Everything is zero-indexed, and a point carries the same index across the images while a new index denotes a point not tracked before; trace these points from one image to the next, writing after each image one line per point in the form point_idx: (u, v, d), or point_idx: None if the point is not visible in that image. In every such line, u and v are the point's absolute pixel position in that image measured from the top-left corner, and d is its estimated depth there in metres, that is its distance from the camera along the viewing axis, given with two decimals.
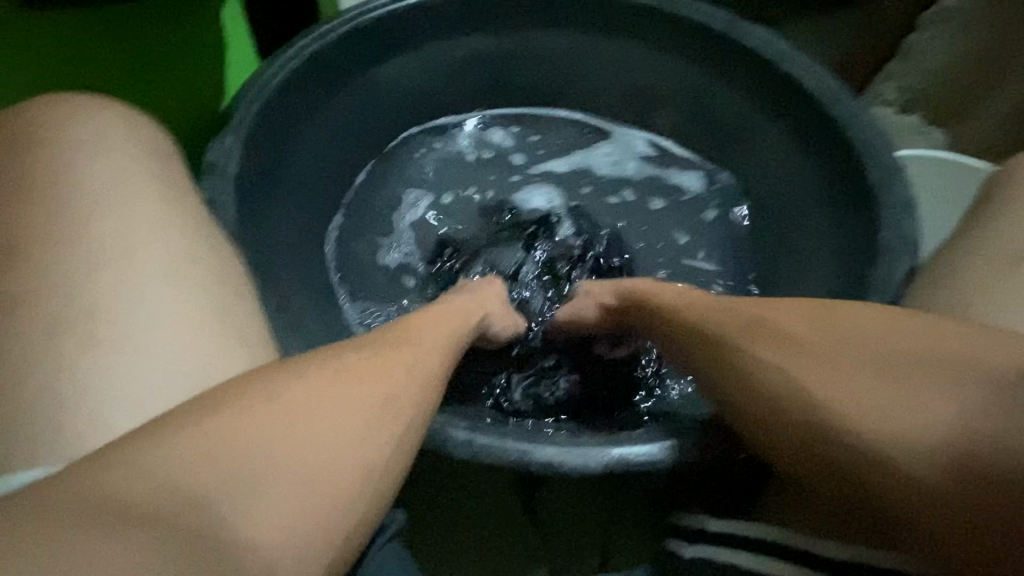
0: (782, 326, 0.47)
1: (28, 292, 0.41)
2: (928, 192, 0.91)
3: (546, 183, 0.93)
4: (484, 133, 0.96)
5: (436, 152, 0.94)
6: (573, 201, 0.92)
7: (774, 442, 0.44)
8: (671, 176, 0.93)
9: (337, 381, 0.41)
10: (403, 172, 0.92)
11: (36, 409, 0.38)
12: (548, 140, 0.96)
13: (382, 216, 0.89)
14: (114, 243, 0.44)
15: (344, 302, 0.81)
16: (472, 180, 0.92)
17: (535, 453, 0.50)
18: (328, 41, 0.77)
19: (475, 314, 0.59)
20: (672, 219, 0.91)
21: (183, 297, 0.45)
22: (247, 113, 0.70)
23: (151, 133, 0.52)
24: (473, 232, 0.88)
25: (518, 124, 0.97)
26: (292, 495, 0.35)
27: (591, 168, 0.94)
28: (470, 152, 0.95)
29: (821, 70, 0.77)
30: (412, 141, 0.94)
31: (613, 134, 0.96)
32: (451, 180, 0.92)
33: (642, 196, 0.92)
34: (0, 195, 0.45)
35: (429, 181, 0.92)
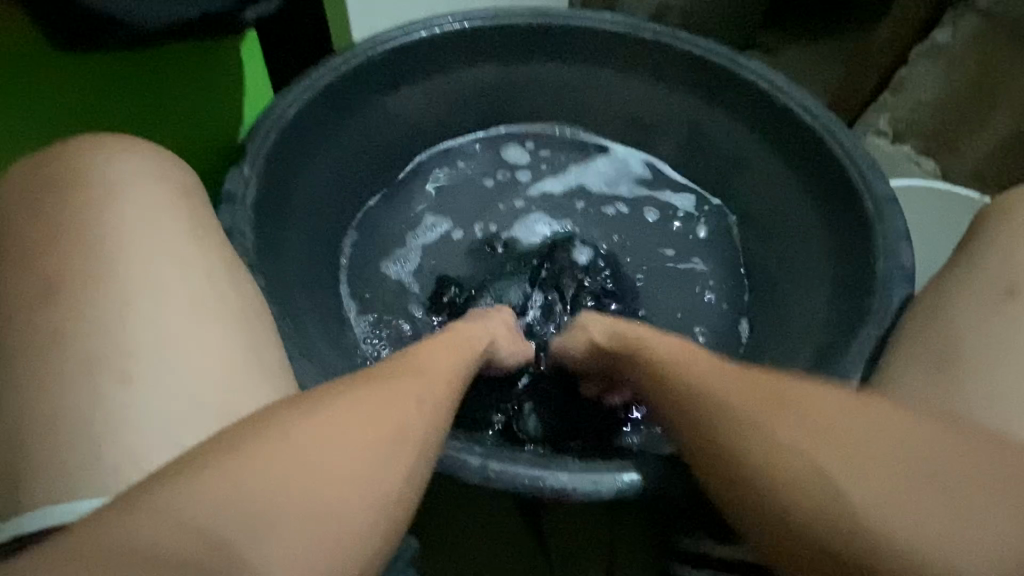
0: None
1: (63, 330, 0.43)
2: (923, 219, 0.94)
3: (550, 205, 0.95)
4: (490, 154, 0.98)
5: (443, 175, 0.96)
6: (576, 223, 0.94)
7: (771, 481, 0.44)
8: (668, 201, 0.96)
9: (355, 409, 0.43)
10: (412, 195, 0.94)
11: (73, 442, 0.40)
12: (552, 165, 0.98)
13: (392, 239, 0.91)
14: (141, 279, 0.46)
15: (355, 327, 0.83)
16: (478, 204, 0.94)
17: (548, 478, 0.51)
18: (342, 73, 0.80)
19: (483, 340, 0.61)
20: (660, 233, 0.93)
21: (209, 330, 0.46)
22: (263, 144, 0.73)
23: (177, 170, 0.55)
24: (479, 256, 0.90)
25: (523, 146, 0.99)
26: (317, 525, 0.37)
27: (593, 189, 0.97)
28: (476, 177, 0.97)
29: (816, 102, 0.80)
30: (420, 166, 0.96)
31: (615, 159, 0.99)
32: (457, 205, 0.94)
33: (639, 214, 0.94)
34: (36, 235, 0.47)
35: (437, 205, 0.94)
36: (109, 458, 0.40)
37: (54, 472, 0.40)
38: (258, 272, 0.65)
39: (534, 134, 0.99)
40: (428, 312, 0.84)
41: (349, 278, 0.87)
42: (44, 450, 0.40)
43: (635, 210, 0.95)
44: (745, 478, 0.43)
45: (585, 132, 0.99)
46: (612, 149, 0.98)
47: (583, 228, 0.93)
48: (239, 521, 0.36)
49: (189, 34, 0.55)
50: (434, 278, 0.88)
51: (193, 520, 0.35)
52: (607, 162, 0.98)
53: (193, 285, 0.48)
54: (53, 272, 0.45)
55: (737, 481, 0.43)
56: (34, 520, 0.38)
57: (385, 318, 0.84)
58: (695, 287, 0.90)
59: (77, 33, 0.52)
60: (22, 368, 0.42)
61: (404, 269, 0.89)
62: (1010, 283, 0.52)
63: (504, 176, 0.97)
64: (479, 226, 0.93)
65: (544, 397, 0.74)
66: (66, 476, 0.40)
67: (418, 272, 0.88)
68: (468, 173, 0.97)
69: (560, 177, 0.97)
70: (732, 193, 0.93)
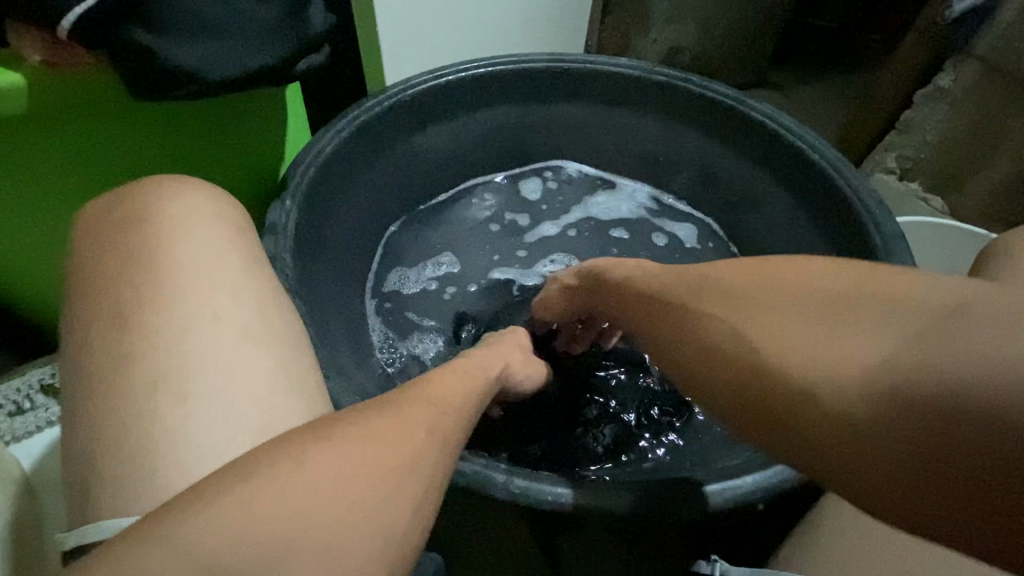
0: (721, 282, 0.47)
1: (130, 355, 0.48)
2: (929, 256, 0.97)
3: (564, 239, 1.00)
4: (508, 191, 1.05)
5: (464, 209, 1.02)
6: (587, 253, 0.99)
7: (716, 395, 0.44)
8: (672, 232, 1.01)
9: (387, 423, 0.46)
10: (439, 229, 1.00)
11: (136, 459, 0.44)
12: (563, 198, 1.04)
13: (416, 268, 0.96)
14: (200, 308, 0.51)
15: (379, 351, 0.87)
16: (493, 235, 1.00)
17: (572, 496, 0.53)
18: (376, 113, 0.87)
19: (500, 365, 0.64)
20: (670, 258, 0.98)
21: (256, 354, 0.51)
22: (303, 177, 0.78)
23: (231, 207, 0.60)
24: (494, 284, 0.95)
25: (541, 184, 1.05)
26: (356, 533, 0.40)
27: (603, 220, 1.02)
28: (492, 210, 1.03)
29: (823, 142, 0.85)
30: (442, 200, 1.02)
31: (621, 190, 1.04)
32: (475, 236, 1.00)
33: (642, 243, 1.00)
34: (112, 265, 0.52)
35: (460, 240, 1.00)
36: (166, 472, 0.44)
37: (118, 486, 0.44)
38: (297, 297, 0.69)
39: (553, 172, 1.06)
40: (449, 338, 0.88)
41: (372, 304, 0.92)
42: (110, 465, 0.44)
43: (641, 240, 1.00)
44: (704, 382, 0.45)
45: (595, 169, 1.05)
46: (620, 182, 1.04)
47: (594, 258, 0.98)
48: (289, 528, 0.39)
49: (245, 86, 0.62)
50: (456, 313, 0.91)
51: (250, 526, 0.38)
52: (616, 197, 1.04)
53: (245, 312, 0.52)
54: (123, 301, 0.50)
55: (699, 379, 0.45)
56: (98, 531, 0.42)
57: (409, 344, 0.88)
58: None
59: (156, 88, 0.59)
60: (94, 389, 0.47)
61: (431, 298, 0.93)
62: None
63: (522, 209, 1.03)
64: (498, 256, 0.98)
65: (581, 423, 0.77)
66: (130, 488, 0.43)
67: (439, 304, 0.93)
68: (489, 207, 1.03)
69: (570, 215, 1.03)
70: (744, 229, 0.97)
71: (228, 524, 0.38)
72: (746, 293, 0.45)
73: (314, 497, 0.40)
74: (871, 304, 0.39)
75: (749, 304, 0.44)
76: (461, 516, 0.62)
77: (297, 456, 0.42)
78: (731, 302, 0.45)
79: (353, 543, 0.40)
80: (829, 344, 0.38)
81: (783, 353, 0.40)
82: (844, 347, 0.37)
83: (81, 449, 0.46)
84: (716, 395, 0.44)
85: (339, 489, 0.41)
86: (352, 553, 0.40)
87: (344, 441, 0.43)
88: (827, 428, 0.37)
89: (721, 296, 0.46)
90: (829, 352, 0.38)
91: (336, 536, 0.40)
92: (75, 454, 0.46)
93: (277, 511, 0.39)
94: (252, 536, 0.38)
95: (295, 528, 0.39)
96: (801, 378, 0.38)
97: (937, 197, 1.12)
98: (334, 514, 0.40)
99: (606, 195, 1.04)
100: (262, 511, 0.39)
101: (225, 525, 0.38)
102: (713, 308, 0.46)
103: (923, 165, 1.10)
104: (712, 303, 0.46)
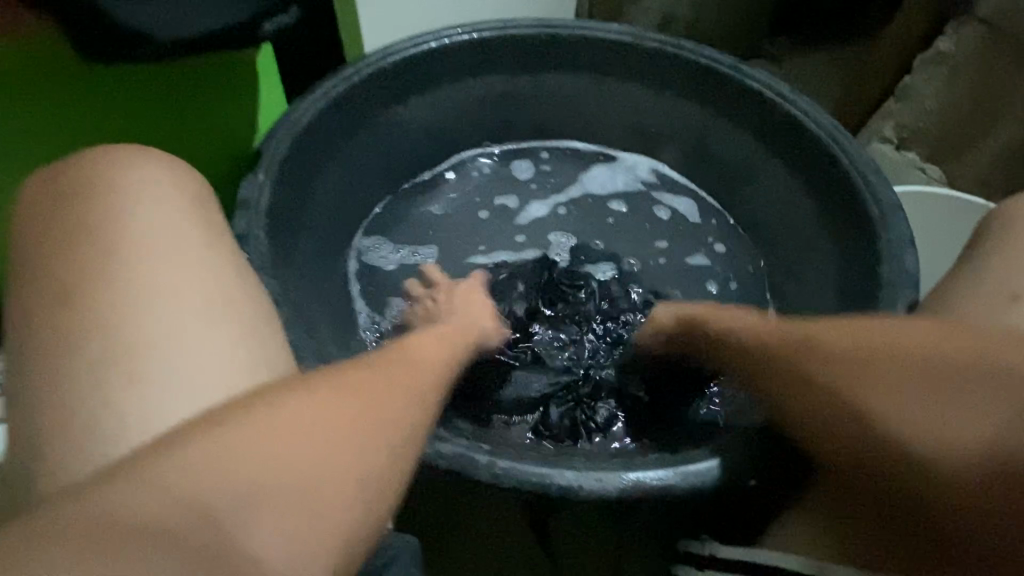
0: (824, 336, 0.51)
1: (76, 333, 0.45)
2: (928, 226, 0.95)
3: (556, 217, 0.96)
4: (497, 167, 1.00)
5: (451, 186, 0.98)
6: (583, 229, 0.95)
7: (821, 444, 0.49)
8: (672, 205, 0.97)
9: (360, 402, 0.44)
10: (426, 207, 0.96)
11: (84, 440, 0.42)
12: (556, 173, 1.00)
13: (401, 246, 0.93)
14: (156, 283, 0.48)
15: (365, 329, 0.85)
16: (482, 211, 0.96)
17: (556, 477, 0.52)
18: (353, 82, 0.82)
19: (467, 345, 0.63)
20: (666, 231, 0.95)
21: (217, 331, 0.48)
22: (277, 149, 0.74)
23: (190, 179, 0.56)
24: (485, 263, 0.92)
25: (533, 159, 1.01)
26: (321, 514, 0.37)
27: (595, 195, 0.98)
28: (481, 184, 0.99)
29: (822, 110, 0.81)
30: (428, 178, 0.98)
31: (615, 162, 1.01)
32: (463, 213, 0.96)
33: (639, 217, 0.96)
34: (57, 240, 0.49)
35: (446, 219, 0.96)
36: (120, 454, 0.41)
37: (68, 469, 0.41)
38: (271, 276, 0.66)
39: (548, 146, 1.02)
40: None
41: (352, 281, 0.88)
42: (59, 447, 0.42)
43: (641, 213, 0.96)
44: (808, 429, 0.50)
45: (587, 142, 1.01)
46: (618, 156, 1.01)
47: (589, 236, 0.95)
48: (244, 497, 0.35)
49: (203, 48, 0.58)
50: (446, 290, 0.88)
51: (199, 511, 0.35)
52: (610, 170, 1.00)
53: (205, 289, 0.50)
54: (70, 277, 0.47)
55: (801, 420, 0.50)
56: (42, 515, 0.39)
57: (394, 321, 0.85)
58: (701, 282, 0.91)
59: (104, 49, 0.55)
60: (40, 368, 0.44)
61: (405, 281, 0.88)
62: (1014, 290, 0.53)
63: (512, 187, 0.99)
64: (486, 235, 0.94)
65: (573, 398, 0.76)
66: (80, 471, 0.41)
67: (426, 282, 0.89)
68: (479, 185, 0.99)
69: (561, 192, 0.99)
70: (740, 204, 0.94)
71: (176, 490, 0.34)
72: (838, 355, 0.49)
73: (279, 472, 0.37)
74: (965, 376, 0.44)
75: (853, 364, 0.48)
76: (442, 495, 0.60)
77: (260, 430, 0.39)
78: (823, 350, 0.50)
79: (321, 516, 0.37)
80: (943, 412, 0.43)
81: (893, 415, 0.45)
82: (954, 418, 0.42)
83: (25, 431, 0.43)
84: (821, 442, 0.49)
85: (307, 461, 0.38)
86: (317, 531, 0.37)
87: (316, 411, 0.41)
88: (936, 489, 0.42)
89: (815, 346, 0.51)
90: (943, 421, 0.43)
91: (301, 511, 0.37)
92: (20, 438, 0.43)
93: (236, 478, 0.36)
94: (202, 504, 0.34)
95: (254, 494, 0.36)
96: (913, 441, 0.43)
97: (935, 166, 1.08)
98: (298, 495, 0.37)
99: (601, 168, 1.00)
100: (219, 476, 0.36)
101: (174, 492, 0.34)
102: (813, 357, 0.50)
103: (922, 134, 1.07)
104: (809, 359, 0.50)
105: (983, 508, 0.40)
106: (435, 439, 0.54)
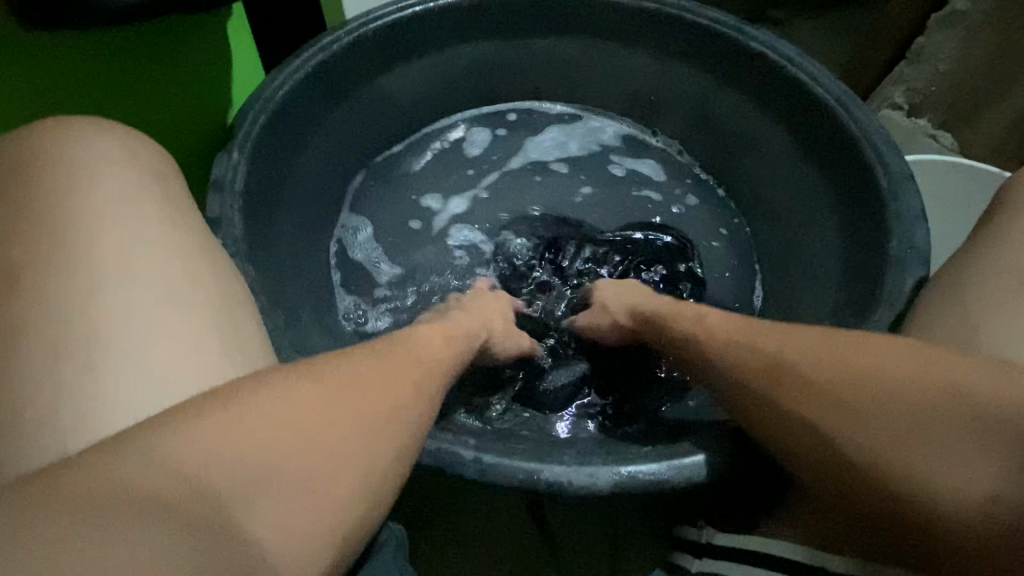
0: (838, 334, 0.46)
1: (26, 319, 0.42)
2: (939, 198, 0.91)
3: (514, 184, 0.91)
4: (442, 143, 0.93)
5: (412, 165, 0.92)
6: (512, 199, 0.90)
7: (800, 456, 0.43)
8: (633, 167, 0.93)
9: (346, 385, 0.41)
10: (391, 184, 0.91)
11: (38, 434, 0.39)
12: (500, 146, 0.94)
13: (366, 236, 0.87)
14: (114, 267, 0.45)
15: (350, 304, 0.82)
16: (433, 189, 0.90)
17: (544, 471, 0.50)
18: (333, 51, 0.77)
19: (465, 322, 0.62)
20: (604, 186, 0.91)
21: (182, 316, 0.45)
22: (252, 125, 0.70)
23: (149, 154, 0.53)
24: (455, 243, 0.86)
25: (485, 132, 0.95)
26: (310, 511, 0.34)
27: (539, 163, 0.92)
28: (427, 162, 0.92)
29: (830, 73, 0.76)
30: (397, 159, 0.92)
31: (585, 126, 0.95)
32: (403, 196, 0.90)
33: (577, 176, 0.91)
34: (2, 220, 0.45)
35: (390, 202, 0.89)
36: (73, 447, 0.39)
37: (18, 462, 0.39)
38: (247, 260, 0.63)
39: (518, 109, 0.96)
40: (406, 291, 0.83)
41: (332, 262, 0.84)
42: (8, 439, 0.39)
43: (591, 168, 0.92)
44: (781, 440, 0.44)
45: (573, 108, 0.96)
46: (583, 118, 0.96)
47: (540, 207, 0.89)
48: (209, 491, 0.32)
49: (159, 10, 0.53)
50: (414, 268, 0.84)
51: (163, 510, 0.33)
52: (562, 131, 0.95)
53: (169, 272, 0.47)
54: (18, 259, 0.44)
55: (777, 422, 0.45)
56: None
57: (381, 297, 0.82)
58: (703, 237, 0.89)
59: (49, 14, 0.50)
60: None
61: (380, 289, 0.83)
62: None
63: (444, 176, 0.91)
64: (427, 216, 0.88)
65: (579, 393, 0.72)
66: (33, 464, 0.39)
67: (409, 252, 0.85)
68: (411, 171, 0.91)
69: (496, 165, 0.92)
70: (738, 174, 0.89)
71: (125, 477, 0.31)
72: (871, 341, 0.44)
73: (262, 461, 0.34)
74: None
75: (886, 346, 0.44)
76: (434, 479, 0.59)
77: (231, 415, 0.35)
78: (870, 334, 0.46)
79: (294, 516, 0.34)
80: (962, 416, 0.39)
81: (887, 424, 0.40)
82: (929, 444, 0.38)
83: None
84: (801, 455, 0.43)
85: (283, 454, 0.35)
86: (292, 530, 0.33)
87: (290, 397, 0.38)
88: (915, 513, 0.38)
89: (856, 334, 0.46)
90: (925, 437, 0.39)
91: (276, 509, 0.33)
92: None
93: (200, 463, 0.32)
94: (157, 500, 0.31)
95: (221, 485, 0.32)
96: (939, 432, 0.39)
97: (947, 133, 1.04)
98: (285, 488, 0.34)
99: (559, 133, 0.95)
100: (181, 460, 0.32)
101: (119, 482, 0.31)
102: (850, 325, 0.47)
103: (932, 99, 1.03)
104: (867, 335, 0.45)
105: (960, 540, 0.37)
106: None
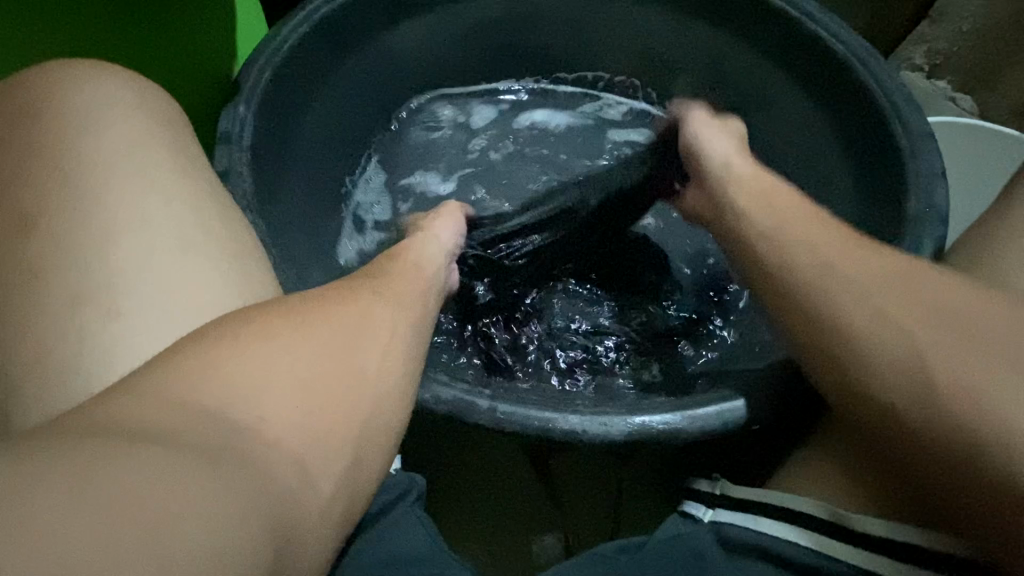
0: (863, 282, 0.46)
1: (40, 264, 0.42)
2: (957, 162, 0.89)
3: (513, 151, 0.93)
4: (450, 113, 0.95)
5: (430, 129, 0.94)
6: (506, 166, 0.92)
7: (861, 407, 0.43)
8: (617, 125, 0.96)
9: (358, 332, 0.41)
10: (401, 143, 0.93)
11: (58, 371, 0.40)
12: (509, 115, 0.96)
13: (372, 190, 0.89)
14: (128, 214, 0.45)
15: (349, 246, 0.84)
16: (436, 152, 0.93)
17: (559, 421, 0.50)
18: (338, 4, 0.74)
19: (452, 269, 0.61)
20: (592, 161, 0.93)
21: (197, 263, 0.45)
22: (258, 78, 0.68)
23: (158, 103, 0.52)
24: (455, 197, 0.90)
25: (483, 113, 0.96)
26: (327, 460, 0.35)
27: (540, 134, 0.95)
28: (436, 125, 0.94)
29: (853, 31, 0.74)
30: (416, 117, 0.93)
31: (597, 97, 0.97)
32: (408, 155, 0.93)
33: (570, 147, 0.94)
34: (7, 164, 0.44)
35: (396, 159, 0.92)
36: (92, 390, 0.39)
37: (36, 404, 0.39)
38: (256, 213, 0.63)
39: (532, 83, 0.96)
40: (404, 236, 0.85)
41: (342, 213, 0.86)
42: (27, 377, 0.39)
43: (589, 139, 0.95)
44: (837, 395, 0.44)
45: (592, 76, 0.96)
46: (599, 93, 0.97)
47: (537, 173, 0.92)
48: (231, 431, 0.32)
49: None
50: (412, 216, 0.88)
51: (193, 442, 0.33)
52: (564, 107, 0.97)
53: (182, 219, 0.46)
54: (27, 203, 0.43)
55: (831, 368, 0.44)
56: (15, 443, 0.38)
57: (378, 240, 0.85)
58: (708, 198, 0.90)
59: None
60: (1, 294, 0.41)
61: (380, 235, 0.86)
62: None
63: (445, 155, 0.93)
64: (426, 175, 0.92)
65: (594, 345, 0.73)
66: (52, 405, 0.39)
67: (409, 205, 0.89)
68: (416, 141, 0.93)
69: (500, 132, 0.95)
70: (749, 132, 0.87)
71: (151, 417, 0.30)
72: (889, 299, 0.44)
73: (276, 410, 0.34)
74: None
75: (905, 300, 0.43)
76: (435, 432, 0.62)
77: (248, 353, 0.35)
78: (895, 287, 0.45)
79: (319, 458, 0.34)
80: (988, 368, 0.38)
81: None
82: None
83: None
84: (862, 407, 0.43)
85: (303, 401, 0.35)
86: (319, 467, 0.34)
87: (303, 343, 0.38)
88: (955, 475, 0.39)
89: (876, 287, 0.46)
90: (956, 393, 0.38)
91: (306, 448, 0.34)
92: None
93: (226, 397, 0.33)
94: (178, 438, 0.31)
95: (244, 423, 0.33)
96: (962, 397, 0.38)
97: (965, 95, 1.01)
98: (302, 439, 0.34)
99: (569, 104, 0.97)
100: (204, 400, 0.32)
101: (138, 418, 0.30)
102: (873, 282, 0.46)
103: (952, 61, 1.00)
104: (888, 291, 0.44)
105: (994, 502, 0.38)
106: (434, 384, 0.52)
